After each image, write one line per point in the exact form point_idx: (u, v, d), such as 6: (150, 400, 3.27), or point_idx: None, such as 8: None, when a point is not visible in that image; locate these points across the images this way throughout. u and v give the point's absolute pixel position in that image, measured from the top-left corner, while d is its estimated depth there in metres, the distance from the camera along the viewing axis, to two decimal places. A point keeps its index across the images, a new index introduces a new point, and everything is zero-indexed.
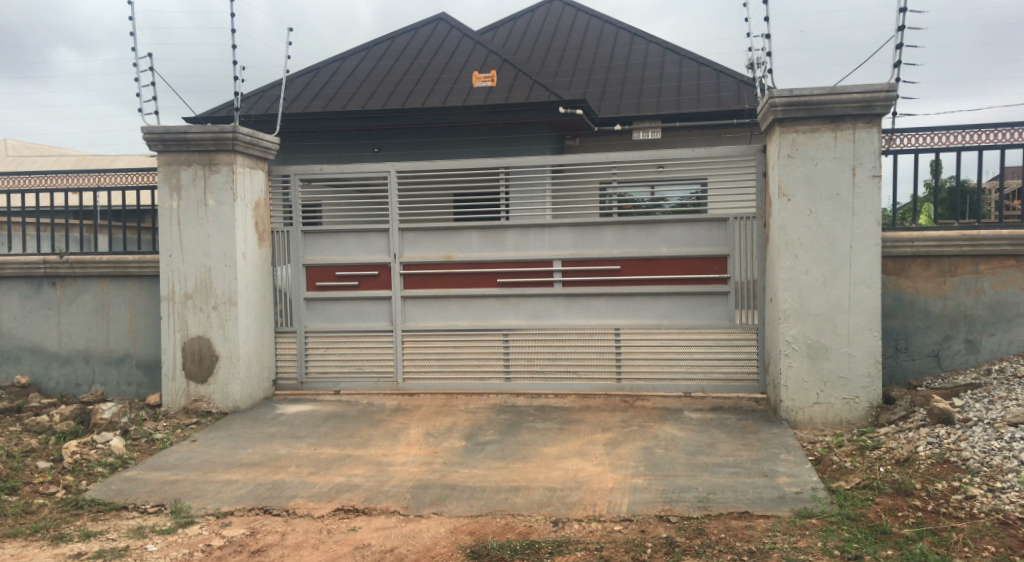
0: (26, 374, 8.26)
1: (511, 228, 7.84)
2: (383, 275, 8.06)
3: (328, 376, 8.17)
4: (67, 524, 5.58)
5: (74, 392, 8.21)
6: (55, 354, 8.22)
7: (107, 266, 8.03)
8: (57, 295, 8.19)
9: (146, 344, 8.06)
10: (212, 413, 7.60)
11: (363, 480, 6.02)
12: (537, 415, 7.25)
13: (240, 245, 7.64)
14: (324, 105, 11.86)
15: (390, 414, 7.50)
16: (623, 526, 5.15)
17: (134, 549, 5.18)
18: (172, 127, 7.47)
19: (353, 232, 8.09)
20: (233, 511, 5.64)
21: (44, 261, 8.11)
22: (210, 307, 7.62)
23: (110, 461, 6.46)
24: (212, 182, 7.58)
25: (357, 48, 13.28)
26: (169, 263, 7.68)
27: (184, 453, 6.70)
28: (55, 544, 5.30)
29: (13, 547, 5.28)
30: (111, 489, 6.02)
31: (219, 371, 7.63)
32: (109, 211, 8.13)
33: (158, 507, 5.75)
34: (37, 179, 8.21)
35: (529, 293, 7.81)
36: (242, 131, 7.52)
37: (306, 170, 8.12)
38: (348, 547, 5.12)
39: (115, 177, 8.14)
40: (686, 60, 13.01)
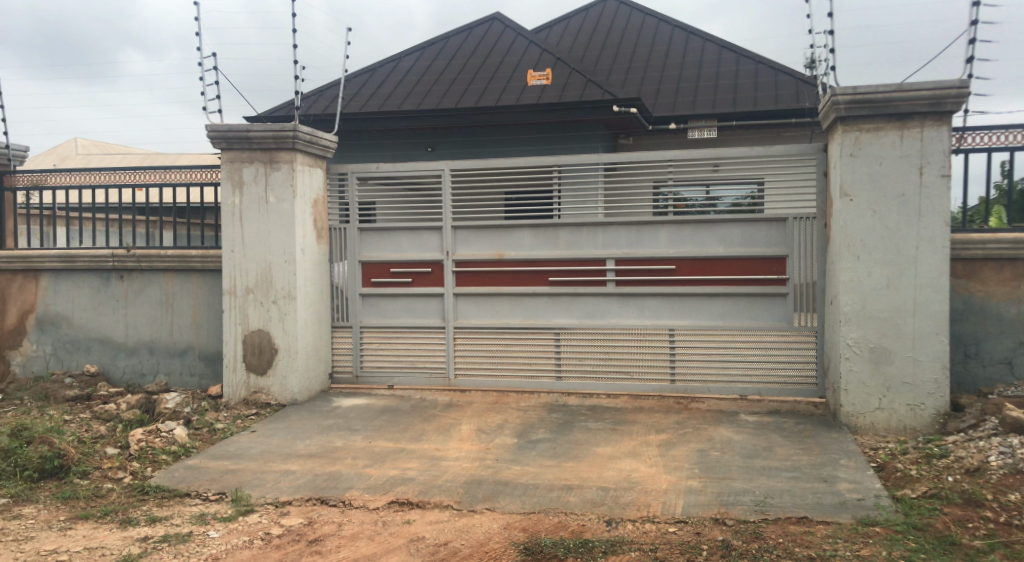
0: (95, 363, 8.52)
1: (564, 226, 7.84)
2: (436, 272, 8.15)
3: (382, 370, 8.28)
4: (134, 508, 5.74)
5: (140, 381, 8.44)
6: (123, 345, 8.46)
7: (172, 260, 8.23)
8: (125, 288, 8.42)
9: (208, 336, 8.26)
10: (271, 405, 7.75)
11: (417, 474, 6.09)
12: (590, 414, 7.23)
13: (300, 241, 7.79)
14: (379, 104, 12.01)
15: (442, 409, 7.56)
16: (678, 528, 5.11)
17: (198, 536, 5.30)
18: (235, 125, 7.64)
19: (407, 230, 8.20)
20: (291, 500, 5.75)
21: (113, 254, 8.36)
22: (270, 301, 7.78)
23: (173, 449, 6.63)
24: (273, 179, 7.74)
25: (413, 48, 13.40)
26: (232, 258, 7.85)
27: (245, 443, 6.86)
28: (123, 527, 5.46)
29: (85, 528, 5.46)
30: (175, 476, 6.18)
31: (278, 364, 7.78)
32: (173, 208, 8.31)
33: (220, 495, 5.88)
34: (105, 175, 8.41)
35: (581, 292, 7.80)
36: (302, 129, 7.66)
37: (363, 169, 8.26)
38: (402, 540, 5.17)
39: (179, 174, 8.31)
40: (744, 59, 12.83)
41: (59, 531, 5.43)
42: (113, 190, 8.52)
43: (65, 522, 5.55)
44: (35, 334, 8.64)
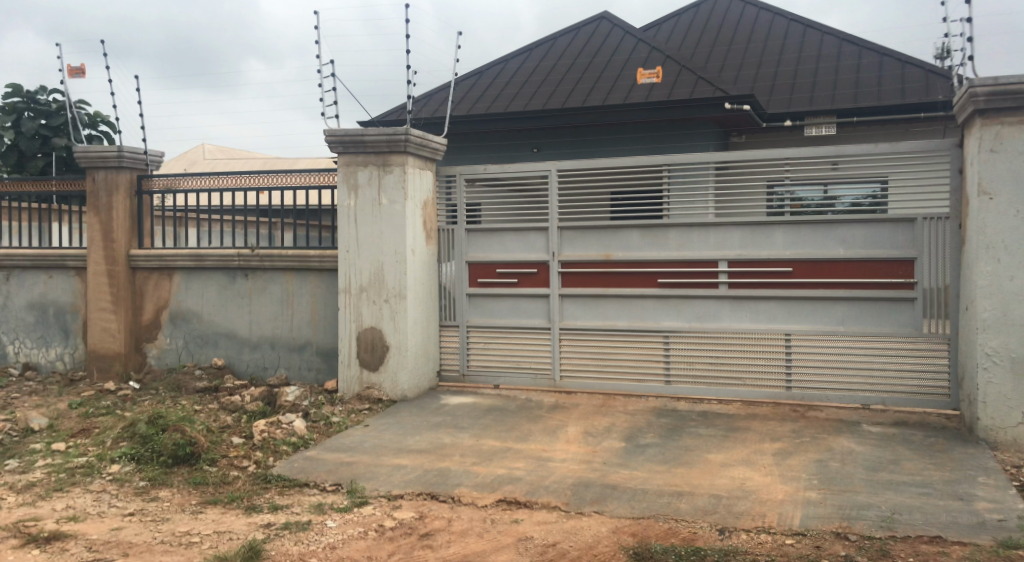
0: (222, 357, 8.90)
1: (674, 227, 7.69)
2: (542, 273, 8.13)
3: (489, 369, 8.33)
4: (258, 496, 5.96)
5: (262, 374, 8.76)
6: (247, 340, 8.81)
7: (292, 260, 8.53)
8: (249, 285, 8.78)
9: (325, 332, 8.51)
10: (382, 401, 7.90)
11: (524, 473, 6.09)
12: (700, 420, 7.07)
13: (410, 242, 7.91)
14: (487, 106, 12.10)
15: (549, 410, 7.54)
16: (796, 540, 4.92)
17: (316, 524, 5.45)
18: (351, 130, 7.85)
19: (514, 231, 8.23)
20: (403, 494, 5.84)
21: (238, 254, 8.71)
22: (382, 300, 7.94)
23: (294, 441, 6.85)
24: (386, 181, 7.89)
25: (521, 50, 13.46)
26: (347, 258, 8.05)
27: (358, 436, 7.04)
28: (247, 513, 5.67)
29: (214, 513, 5.69)
30: (295, 466, 6.39)
31: (389, 360, 7.93)
32: (293, 210, 8.60)
33: (336, 486, 6.03)
34: (229, 179, 8.78)
35: (692, 295, 7.64)
36: (414, 132, 7.79)
37: (470, 170, 8.35)
38: (511, 538, 5.17)
39: (297, 177, 8.59)
40: (865, 51, 12.31)
41: (192, 514, 5.69)
42: (237, 193, 8.88)
43: (197, 506, 5.81)
44: (170, 328, 9.11)
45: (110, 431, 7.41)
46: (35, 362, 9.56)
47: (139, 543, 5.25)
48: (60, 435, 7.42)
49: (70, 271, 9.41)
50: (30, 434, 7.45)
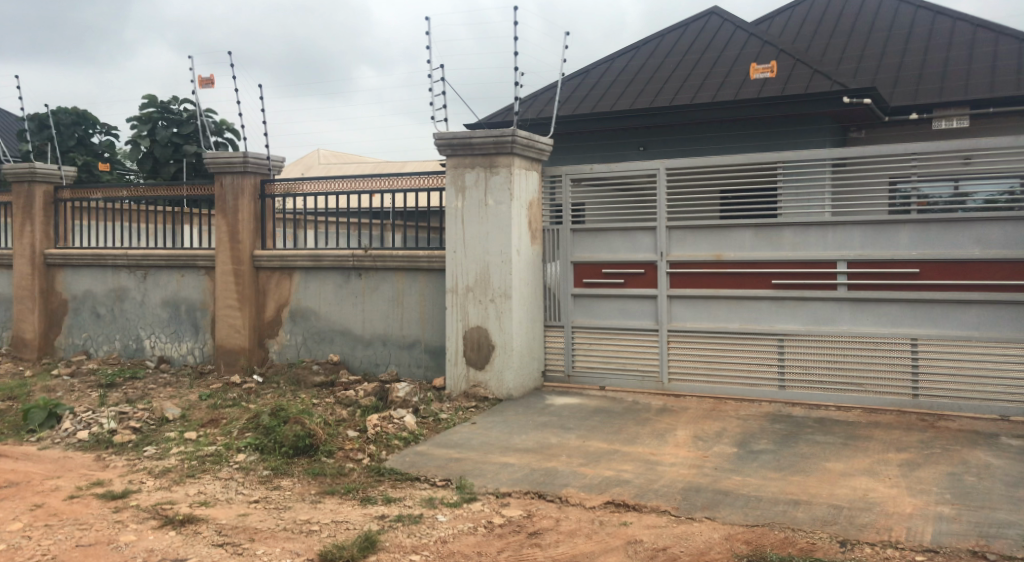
0: (337, 352, 9.15)
1: (789, 226, 7.41)
2: (649, 273, 7.99)
3: (595, 370, 8.25)
4: (372, 488, 6.11)
5: (374, 371, 8.95)
6: (359, 337, 9.02)
7: (402, 260, 8.68)
8: (361, 284, 8.98)
9: (434, 331, 8.62)
10: (488, 399, 7.94)
11: (633, 476, 5.98)
12: (818, 427, 6.79)
13: (516, 242, 7.91)
14: (593, 105, 12.00)
15: (656, 413, 7.39)
16: (927, 557, 4.64)
17: (427, 518, 5.51)
18: (459, 133, 7.93)
19: (620, 231, 8.11)
20: (511, 493, 5.84)
21: (353, 254, 8.92)
22: (488, 300, 7.97)
23: (404, 435, 7.05)
24: (492, 183, 7.92)
25: (627, 48, 13.30)
26: (454, 258, 8.13)
27: (466, 434, 7.12)
28: (363, 505, 5.80)
29: (332, 503, 5.86)
30: (406, 461, 6.55)
31: (495, 359, 7.95)
32: (402, 212, 8.76)
33: (446, 481, 6.10)
34: (340, 183, 9.01)
35: (808, 297, 7.35)
36: (521, 134, 7.79)
37: (576, 170, 8.28)
38: (620, 541, 5.08)
39: (406, 180, 8.74)
40: (1001, 38, 11.58)
41: (311, 503, 5.87)
42: (348, 196, 9.11)
43: (315, 495, 6.00)
44: (289, 325, 9.42)
45: (236, 421, 7.75)
46: (169, 356, 10.08)
47: (263, 529, 5.45)
48: (191, 425, 7.82)
49: (200, 271, 9.87)
50: (165, 423, 7.92)
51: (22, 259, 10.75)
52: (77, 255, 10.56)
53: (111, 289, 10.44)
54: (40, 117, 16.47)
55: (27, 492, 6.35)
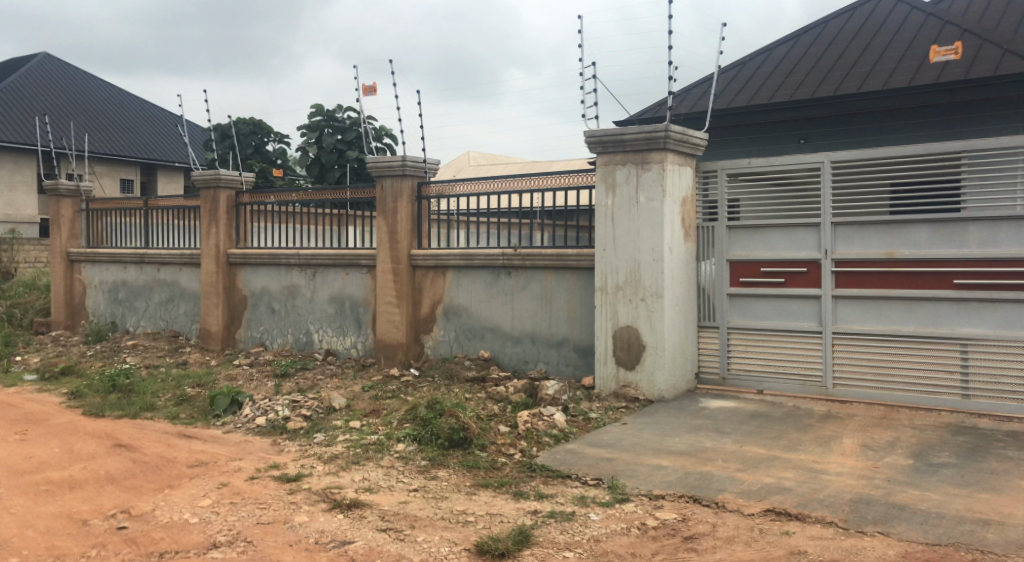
0: (487, 349, 9.28)
1: (974, 221, 6.86)
2: (813, 272, 7.61)
3: (751, 373, 7.93)
4: (525, 483, 6.25)
5: (523, 368, 9.00)
6: (509, 334, 9.09)
7: (551, 259, 8.68)
8: (511, 283, 9.06)
9: (582, 329, 8.57)
10: (639, 400, 7.81)
11: (796, 484, 5.69)
12: (1007, 441, 6.23)
13: (668, 240, 7.73)
14: (750, 96, 11.47)
15: (820, 419, 7.01)
16: None
17: (580, 516, 5.52)
18: (611, 130, 7.85)
19: (781, 228, 7.77)
20: (664, 495, 5.71)
21: (502, 253, 9.01)
22: (639, 299, 7.83)
23: (554, 433, 7.10)
24: (644, 179, 7.78)
25: (787, 37, 12.72)
26: (604, 256, 8.05)
27: (617, 434, 7.04)
28: (516, 499, 5.94)
29: (486, 495, 6.07)
30: (557, 458, 6.61)
31: (646, 360, 7.80)
32: (549, 212, 8.76)
33: (597, 480, 6.11)
34: (489, 183, 9.11)
35: (997, 298, 6.77)
36: (675, 128, 7.61)
37: (733, 165, 7.99)
38: (783, 551, 4.83)
39: (554, 179, 8.73)
40: None
41: (466, 494, 6.12)
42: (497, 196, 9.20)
43: (470, 487, 6.25)
44: (442, 322, 9.65)
45: (396, 412, 8.05)
46: (334, 349, 10.57)
47: (423, 517, 5.74)
48: (355, 414, 8.20)
49: (363, 269, 10.27)
50: (332, 412, 8.33)
51: (208, 257, 11.54)
52: (255, 255, 11.23)
53: (284, 286, 11.04)
54: (223, 126, 18.07)
55: (214, 471, 6.82)
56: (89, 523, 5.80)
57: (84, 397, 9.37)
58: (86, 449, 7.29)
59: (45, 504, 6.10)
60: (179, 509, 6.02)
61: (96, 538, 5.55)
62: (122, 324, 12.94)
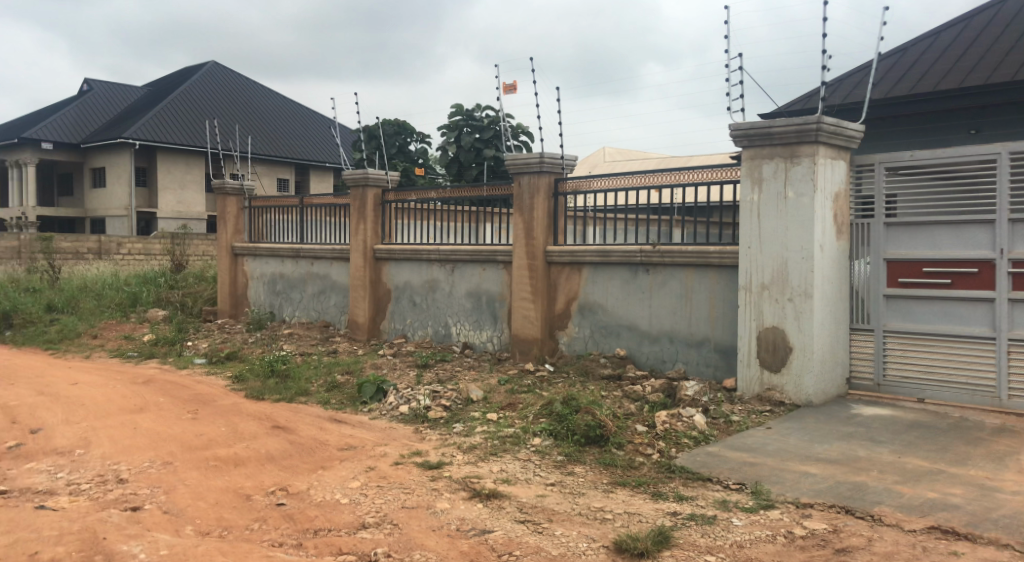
0: (623, 347, 9.16)
1: None
2: (985, 273, 7.09)
3: (911, 380, 7.45)
4: (663, 484, 6.13)
5: (661, 367, 8.84)
6: (646, 333, 8.95)
7: (691, 257, 8.46)
8: (649, 280, 8.89)
9: (724, 329, 8.31)
10: (785, 405, 7.51)
11: (964, 502, 5.29)
12: None
13: (819, 237, 7.37)
14: (912, 85, 10.75)
15: (992, 433, 6.51)
16: None
17: (722, 521, 5.35)
18: (758, 123, 7.57)
19: (946, 225, 7.27)
20: (814, 504, 5.45)
21: (640, 250, 8.86)
22: (786, 299, 7.51)
23: (694, 434, 6.93)
24: (793, 174, 7.45)
25: (958, 19, 11.78)
26: (748, 254, 7.76)
27: (761, 438, 6.78)
28: (655, 500, 5.84)
29: (624, 494, 5.99)
30: (697, 460, 6.44)
31: (792, 363, 7.48)
32: (687, 208, 8.54)
33: (740, 485, 5.91)
34: (627, 179, 9.01)
35: None
36: (827, 120, 7.25)
37: (893, 158, 7.53)
38: None
39: (694, 174, 8.53)
40: None
41: (603, 492, 6.06)
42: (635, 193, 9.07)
43: (607, 485, 6.18)
44: (578, 318, 9.59)
45: (532, 406, 8.07)
46: (471, 342, 10.73)
47: (560, 512, 5.71)
48: (492, 407, 8.28)
49: (499, 265, 10.36)
50: (470, 404, 8.45)
51: (355, 252, 11.97)
52: (399, 250, 11.54)
53: (425, 280, 11.31)
54: (369, 128, 18.74)
55: (362, 455, 7.06)
56: (252, 498, 6.12)
57: (245, 381, 9.93)
58: (248, 429, 7.71)
59: (213, 478, 6.49)
60: (331, 490, 6.25)
61: (258, 512, 5.85)
62: (279, 314, 13.65)
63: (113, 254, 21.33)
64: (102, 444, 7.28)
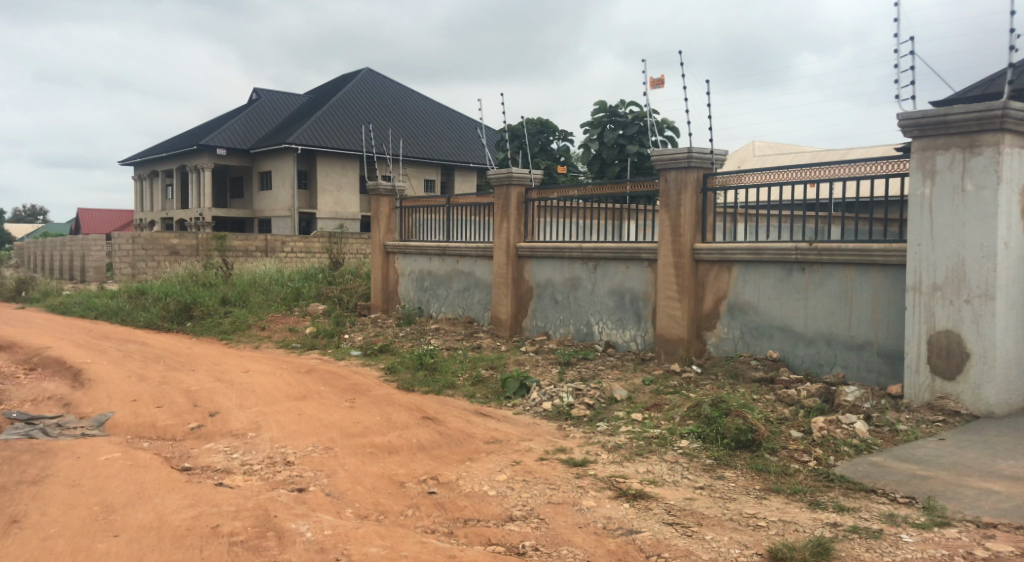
0: (777, 349, 8.79)
1: None
2: None
3: None
4: (822, 493, 5.84)
5: (817, 371, 8.43)
6: (802, 335, 8.56)
7: (853, 254, 8.01)
8: (805, 280, 8.49)
9: (890, 332, 7.84)
10: (961, 415, 7.00)
11: None
12: None
13: (1003, 234, 6.84)
14: None
15: None
16: None
17: (889, 535, 5.05)
18: (930, 111, 7.08)
19: None
20: (996, 524, 5.05)
21: (795, 246, 8.47)
22: (962, 301, 6.98)
23: (855, 443, 6.57)
24: (972, 165, 6.94)
25: None
26: (918, 253, 7.24)
27: (932, 450, 6.35)
28: (813, 509, 5.58)
29: (778, 502, 5.75)
30: (860, 470, 6.10)
31: (970, 370, 6.97)
32: (846, 203, 8.08)
33: (909, 499, 5.55)
34: (780, 174, 8.61)
35: None
36: (1014, 106, 6.72)
37: None
38: None
39: (851, 168, 8.05)
40: None
41: (756, 498, 5.83)
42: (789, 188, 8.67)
43: (760, 491, 5.96)
44: (727, 319, 9.26)
45: (679, 407, 7.87)
46: (614, 341, 10.63)
47: (710, 516, 5.55)
48: (637, 407, 8.15)
49: (644, 263, 10.19)
50: (614, 403, 8.35)
51: (499, 250, 12.11)
52: (541, 248, 11.57)
53: (567, 278, 11.29)
54: (513, 127, 18.91)
55: (507, 449, 7.12)
56: (405, 485, 6.28)
57: (397, 373, 10.26)
58: (400, 419, 7.94)
59: (369, 465, 6.73)
60: (479, 481, 6.34)
61: (411, 499, 6.00)
62: (427, 309, 14.01)
63: (278, 252, 22.60)
64: (270, 428, 7.70)
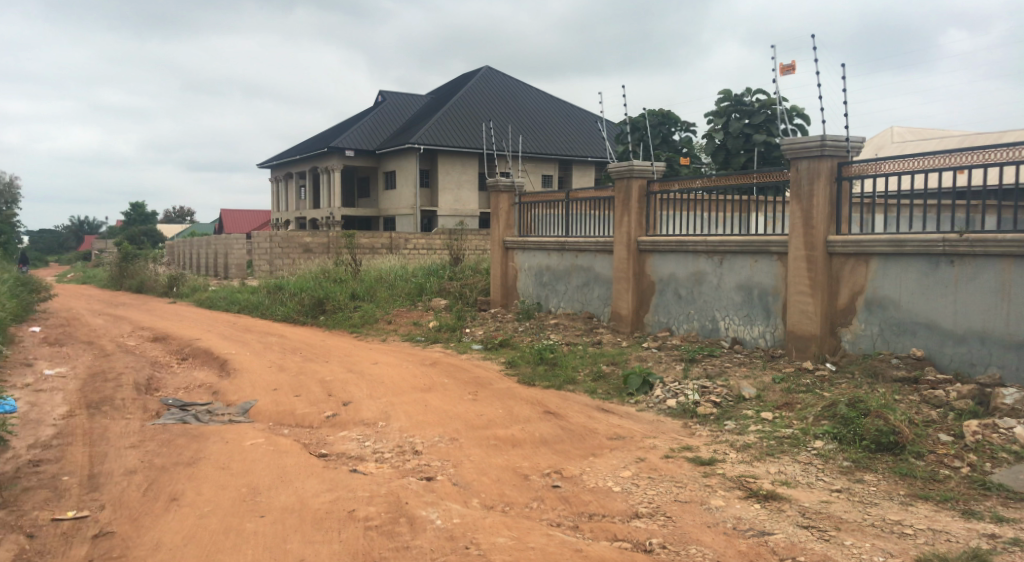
0: (921, 348, 8.24)
1: None
2: None
3: None
4: (976, 501, 5.45)
5: (969, 371, 7.86)
6: (951, 333, 7.99)
7: (1012, 245, 7.43)
8: (954, 274, 7.93)
9: None
10: None
11: None
12: None
13: None
14: None
15: None
16: None
17: None
18: None
19: None
20: None
21: (943, 238, 7.92)
22: None
23: (1015, 449, 6.03)
24: None
25: None
26: None
27: None
28: (966, 518, 5.21)
29: (926, 509, 5.40)
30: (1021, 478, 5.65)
31: None
32: (999, 191, 7.46)
33: None
34: (927, 160, 8.05)
35: None
36: None
37: None
38: None
39: (1007, 152, 7.48)
40: None
41: (901, 504, 5.48)
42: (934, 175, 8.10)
43: (906, 497, 5.59)
44: (864, 315, 8.73)
45: (812, 407, 7.46)
46: (741, 337, 10.27)
47: (850, 520, 5.25)
48: (767, 406, 7.82)
49: (774, 257, 9.79)
50: (742, 401, 8.04)
51: (620, 244, 11.93)
52: (663, 242, 11.32)
53: (691, 272, 10.98)
54: (634, 119, 18.63)
55: (631, 445, 6.98)
56: (529, 478, 6.25)
57: (518, 367, 10.27)
58: (523, 412, 7.93)
59: (494, 456, 6.74)
60: (604, 476, 6.24)
61: (535, 492, 5.96)
62: (546, 305, 13.98)
63: (403, 249, 23.11)
64: (399, 418, 7.83)
